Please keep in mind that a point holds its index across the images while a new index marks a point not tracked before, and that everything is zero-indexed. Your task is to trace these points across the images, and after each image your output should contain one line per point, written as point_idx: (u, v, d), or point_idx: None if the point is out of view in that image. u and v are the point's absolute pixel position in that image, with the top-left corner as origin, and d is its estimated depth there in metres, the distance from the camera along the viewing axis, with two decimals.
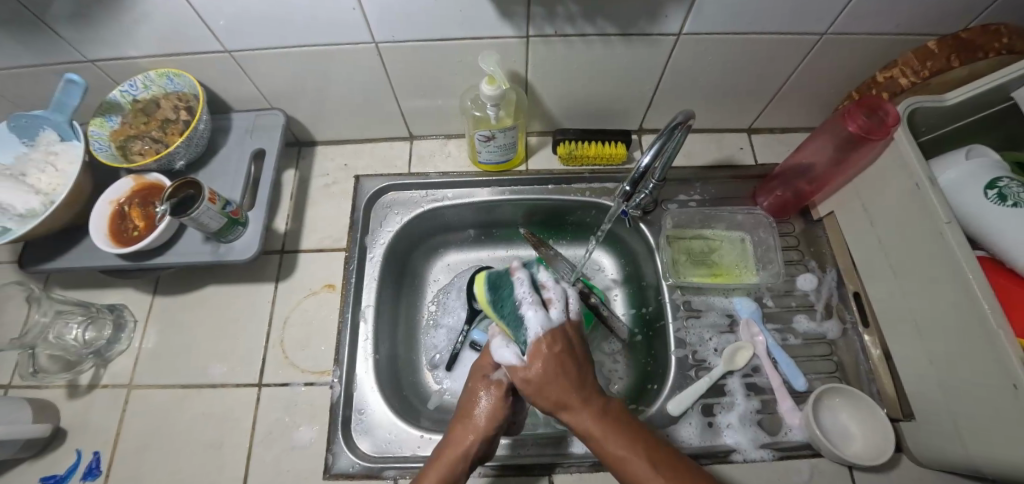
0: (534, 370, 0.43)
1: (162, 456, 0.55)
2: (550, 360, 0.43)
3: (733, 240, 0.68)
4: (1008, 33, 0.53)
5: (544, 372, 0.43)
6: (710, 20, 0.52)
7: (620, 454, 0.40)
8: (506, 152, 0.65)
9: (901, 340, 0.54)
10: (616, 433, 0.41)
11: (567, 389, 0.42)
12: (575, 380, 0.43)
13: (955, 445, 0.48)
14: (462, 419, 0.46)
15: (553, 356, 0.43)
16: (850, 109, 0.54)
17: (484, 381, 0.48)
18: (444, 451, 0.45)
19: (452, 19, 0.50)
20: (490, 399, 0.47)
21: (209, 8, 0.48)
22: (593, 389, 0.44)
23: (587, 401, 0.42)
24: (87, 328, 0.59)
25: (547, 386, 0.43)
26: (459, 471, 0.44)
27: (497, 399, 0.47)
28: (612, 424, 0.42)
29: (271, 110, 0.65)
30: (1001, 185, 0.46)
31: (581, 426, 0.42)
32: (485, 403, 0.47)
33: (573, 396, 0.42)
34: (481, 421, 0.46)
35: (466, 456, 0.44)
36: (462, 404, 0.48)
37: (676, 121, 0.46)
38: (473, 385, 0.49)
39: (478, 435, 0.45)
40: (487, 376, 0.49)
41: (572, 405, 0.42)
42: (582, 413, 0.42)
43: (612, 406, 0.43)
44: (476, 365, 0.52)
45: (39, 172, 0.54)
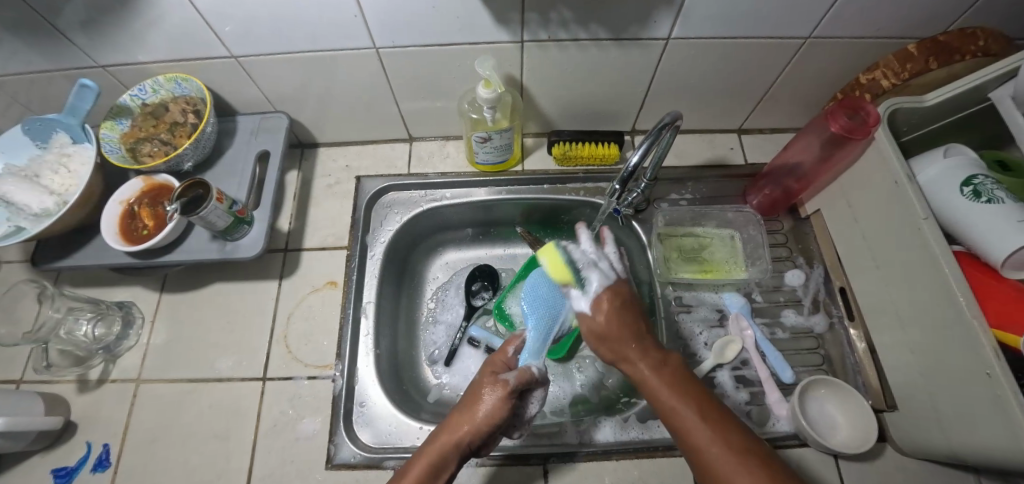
0: (596, 318, 0.49)
1: (170, 447, 0.57)
2: (611, 309, 0.49)
3: (723, 238, 0.70)
4: (983, 36, 0.55)
5: (608, 321, 0.48)
6: (697, 24, 0.54)
7: (672, 404, 0.43)
8: (503, 153, 0.67)
9: (885, 333, 0.56)
10: (670, 384, 0.44)
11: (624, 338, 0.47)
12: (635, 332, 0.48)
13: (934, 433, 0.50)
14: (461, 410, 0.46)
15: (611, 308, 0.49)
16: (833, 110, 0.56)
17: (491, 377, 0.48)
18: (437, 438, 0.44)
19: (450, 25, 0.53)
20: (494, 396, 0.46)
21: (217, 15, 0.50)
22: (652, 342, 0.48)
23: (642, 354, 0.46)
24: (96, 324, 0.61)
25: (609, 332, 0.48)
26: (447, 459, 0.43)
27: (500, 397, 0.46)
28: (666, 375, 0.45)
29: (276, 113, 0.68)
30: (976, 182, 0.48)
31: (639, 375, 0.46)
32: (489, 399, 0.46)
33: (630, 347, 0.47)
34: (480, 415, 0.45)
35: (456, 446, 0.43)
36: (469, 392, 0.48)
37: (664, 122, 0.48)
38: (480, 379, 0.49)
39: (474, 427, 0.44)
40: (496, 374, 0.49)
41: (630, 355, 0.47)
42: (638, 363, 0.46)
43: (671, 361, 0.47)
44: (488, 363, 0.51)
45: (52, 173, 0.56)
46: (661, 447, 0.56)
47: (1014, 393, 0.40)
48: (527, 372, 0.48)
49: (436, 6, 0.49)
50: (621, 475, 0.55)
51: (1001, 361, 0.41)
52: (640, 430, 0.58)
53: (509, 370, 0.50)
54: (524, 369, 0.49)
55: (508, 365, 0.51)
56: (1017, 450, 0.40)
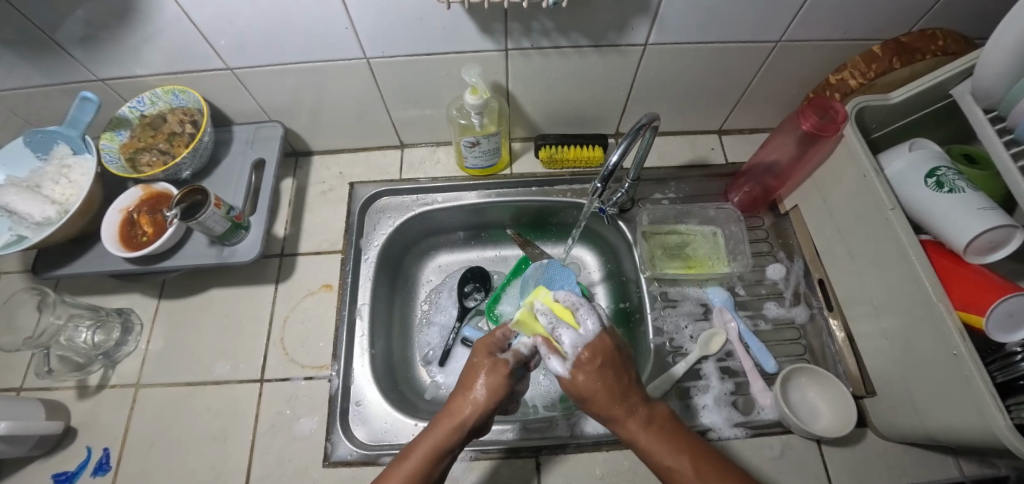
0: (578, 382, 0.43)
1: (169, 449, 0.58)
2: (598, 368, 0.43)
3: (705, 234, 0.73)
4: (943, 37, 0.58)
5: (594, 385, 0.43)
6: (672, 31, 0.57)
7: (668, 461, 0.42)
8: (490, 157, 0.70)
9: (861, 322, 0.59)
10: (661, 442, 0.43)
11: (614, 401, 0.43)
12: (620, 392, 0.44)
13: (910, 417, 0.52)
14: (463, 390, 0.45)
15: (596, 369, 0.43)
16: (804, 108, 0.59)
17: (489, 358, 0.46)
18: (440, 423, 0.44)
19: (436, 36, 0.55)
20: (496, 375, 0.45)
21: (212, 29, 0.52)
22: (637, 396, 0.45)
23: (632, 411, 0.44)
24: (95, 331, 0.62)
25: (593, 399, 0.44)
26: (451, 442, 0.43)
27: (500, 377, 0.45)
28: (660, 435, 0.43)
29: (270, 122, 0.70)
30: (938, 173, 0.50)
31: (627, 434, 0.44)
32: (488, 379, 0.45)
33: (619, 408, 0.43)
34: (485, 397, 0.44)
35: (459, 431, 0.43)
36: (465, 374, 0.47)
37: (642, 123, 0.50)
38: (476, 356, 0.48)
39: (478, 410, 0.44)
40: (493, 354, 0.47)
41: (619, 417, 0.43)
42: (629, 423, 0.43)
43: (656, 413, 0.45)
44: (480, 342, 0.50)
45: (54, 183, 0.57)
46: None
47: (979, 371, 0.42)
48: (523, 354, 0.47)
49: (424, 17, 0.52)
50: (612, 465, 0.57)
51: (966, 341, 0.43)
52: None
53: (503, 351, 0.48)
54: (519, 349, 0.48)
55: (501, 346, 0.49)
56: (984, 427, 0.42)
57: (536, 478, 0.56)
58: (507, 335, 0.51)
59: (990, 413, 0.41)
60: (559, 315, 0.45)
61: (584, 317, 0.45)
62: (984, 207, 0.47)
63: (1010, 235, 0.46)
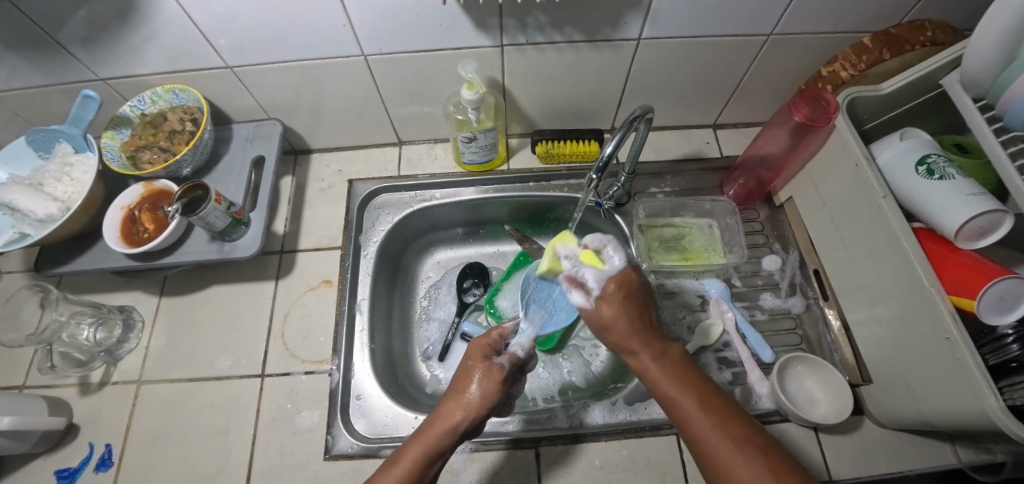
0: (603, 311, 0.45)
1: (172, 443, 0.58)
2: (616, 293, 0.45)
3: (702, 227, 0.73)
4: (931, 27, 0.59)
5: (614, 314, 0.45)
6: (665, 25, 0.58)
7: (675, 395, 0.41)
8: (488, 152, 0.70)
9: (856, 310, 0.59)
10: (671, 375, 0.42)
11: (630, 328, 0.44)
12: (637, 324, 0.44)
13: (905, 402, 0.53)
14: (456, 394, 0.44)
15: (616, 299, 0.45)
16: (796, 100, 0.60)
17: (483, 362, 0.46)
18: (432, 426, 0.43)
19: (433, 32, 0.56)
20: (490, 381, 0.44)
21: (211, 28, 0.53)
22: (656, 334, 0.45)
23: (647, 344, 0.44)
24: (97, 328, 0.63)
25: (613, 327, 0.45)
26: (442, 448, 0.42)
27: (495, 382, 0.44)
28: (672, 369, 0.42)
29: (270, 120, 0.71)
30: (929, 161, 0.51)
31: (640, 366, 0.44)
32: (483, 383, 0.44)
33: (634, 337, 0.44)
34: (478, 402, 0.43)
35: (454, 435, 0.42)
36: (458, 378, 0.46)
37: (636, 114, 0.51)
38: (470, 358, 0.47)
39: (472, 413, 0.43)
40: (488, 357, 0.47)
41: (633, 345, 0.44)
42: (640, 353, 0.44)
43: (671, 351, 0.44)
44: (475, 344, 0.49)
45: (56, 182, 0.58)
46: (648, 429, 0.58)
47: (972, 355, 0.42)
48: (519, 357, 0.48)
49: (419, 13, 0.53)
50: (611, 455, 0.57)
51: (960, 327, 0.43)
52: (628, 412, 0.60)
53: (498, 354, 0.48)
54: (515, 352, 0.48)
55: (496, 348, 0.49)
56: (978, 410, 0.42)
57: (536, 469, 0.57)
58: (502, 337, 0.51)
59: (983, 396, 0.41)
60: (583, 257, 0.47)
61: (608, 256, 0.47)
62: (974, 193, 0.47)
63: (999, 221, 0.46)
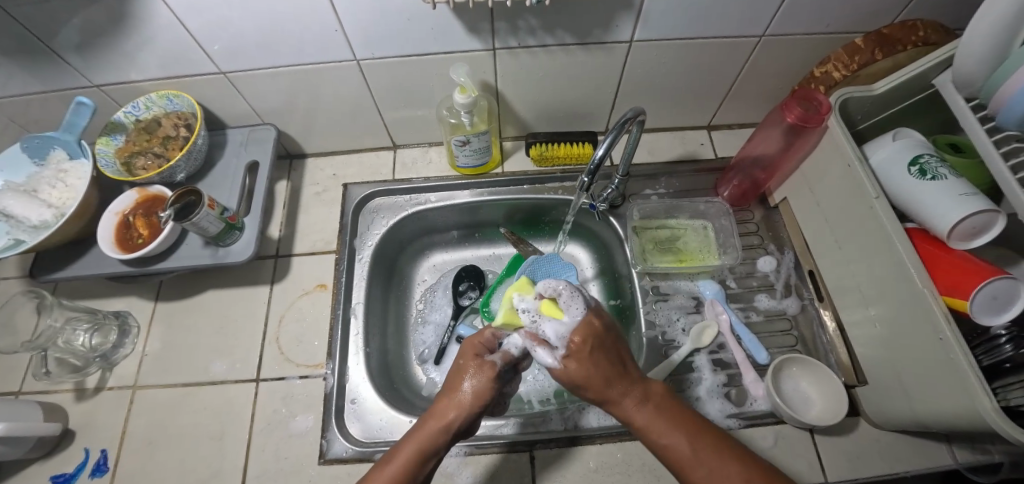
0: (570, 370, 0.42)
1: (167, 448, 0.58)
2: (586, 351, 0.42)
3: (696, 228, 0.74)
4: (923, 27, 0.59)
5: (585, 371, 0.42)
6: (656, 27, 0.58)
7: (664, 437, 0.41)
8: (482, 155, 0.70)
9: (851, 310, 0.59)
10: (657, 421, 0.41)
11: (606, 381, 0.42)
12: (613, 373, 0.42)
13: (901, 403, 0.52)
14: (450, 392, 0.44)
15: (584, 354, 0.42)
16: (788, 101, 0.60)
17: (476, 360, 0.46)
18: (425, 425, 0.43)
19: (425, 36, 0.56)
20: (482, 379, 0.44)
21: (204, 34, 0.53)
22: (632, 373, 0.43)
23: (628, 390, 0.42)
24: (93, 334, 0.63)
25: (586, 384, 0.42)
26: (436, 446, 0.42)
27: (488, 380, 0.44)
28: (655, 412, 0.42)
29: (264, 125, 0.71)
30: (921, 161, 0.51)
31: (624, 417, 0.42)
32: (475, 381, 0.44)
33: (613, 390, 0.42)
34: (471, 399, 0.43)
35: (447, 434, 0.42)
36: (452, 377, 0.46)
37: (626, 117, 0.51)
38: (464, 356, 0.47)
39: (464, 412, 0.43)
40: (480, 355, 0.47)
41: (613, 396, 0.42)
42: (623, 403, 0.42)
43: (651, 390, 0.43)
44: (469, 342, 0.49)
45: (51, 188, 0.59)
46: None
47: (965, 355, 0.42)
48: (512, 354, 0.47)
49: (410, 18, 0.53)
50: (606, 458, 0.57)
51: (953, 327, 0.43)
52: None
53: (492, 352, 0.48)
54: (508, 350, 0.47)
55: (490, 346, 0.49)
56: (970, 410, 0.42)
57: (531, 472, 0.56)
58: (496, 335, 0.50)
59: (977, 397, 0.41)
60: (542, 308, 0.45)
61: (568, 304, 0.44)
62: (965, 193, 0.47)
63: (992, 221, 0.46)
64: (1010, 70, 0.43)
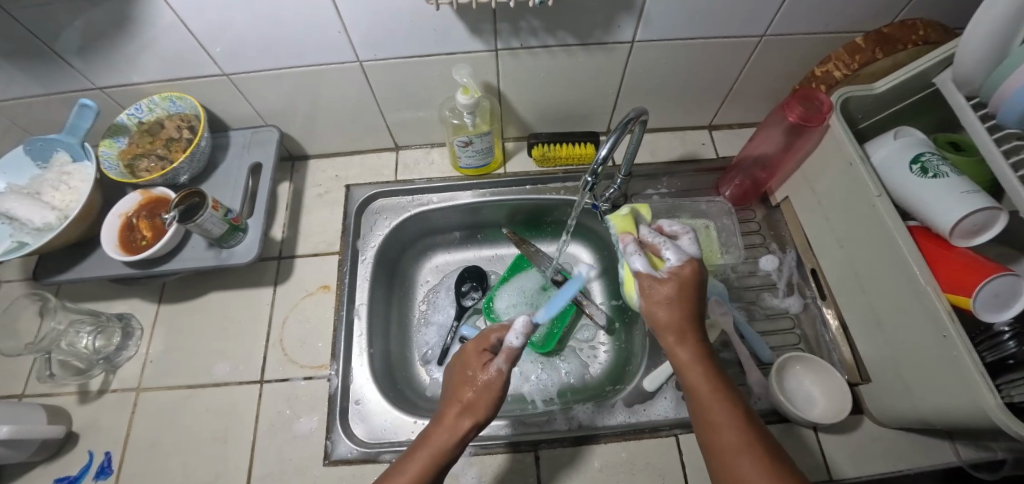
0: (664, 289, 0.45)
1: (171, 449, 0.58)
2: (684, 283, 0.45)
3: (699, 228, 0.72)
4: (923, 26, 0.59)
5: (670, 297, 0.44)
6: (657, 27, 0.58)
7: (706, 396, 0.41)
8: (484, 156, 0.71)
9: (853, 309, 0.59)
10: (711, 380, 0.42)
11: (682, 321, 0.44)
12: (693, 316, 0.45)
13: (904, 400, 0.52)
14: (457, 401, 0.45)
15: (684, 284, 0.45)
16: (789, 101, 0.61)
17: (480, 369, 0.46)
18: (436, 434, 0.43)
19: (428, 37, 0.56)
20: (489, 391, 0.45)
21: (207, 36, 0.53)
22: (703, 332, 0.45)
23: (693, 341, 0.44)
24: (96, 337, 0.63)
25: (664, 314, 0.45)
26: (449, 454, 0.43)
27: (495, 391, 0.45)
28: (713, 371, 0.43)
29: (266, 127, 0.71)
30: (922, 159, 0.51)
31: (682, 359, 0.44)
32: (483, 392, 0.45)
33: (685, 331, 0.44)
34: (479, 409, 0.44)
35: (458, 443, 0.43)
36: (459, 386, 0.46)
37: (629, 117, 0.51)
38: (467, 363, 0.48)
39: (473, 423, 0.44)
40: (484, 364, 0.47)
41: (680, 339, 0.44)
42: (687, 349, 0.43)
43: (715, 356, 0.44)
44: (471, 348, 0.49)
45: (54, 190, 0.58)
46: (647, 430, 0.58)
47: (969, 353, 0.42)
48: (513, 348, 0.46)
49: (413, 19, 0.53)
50: (611, 457, 0.57)
51: (956, 324, 0.43)
52: (627, 414, 0.60)
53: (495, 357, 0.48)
54: (510, 345, 0.46)
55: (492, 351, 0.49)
56: (973, 408, 0.43)
57: (535, 472, 0.56)
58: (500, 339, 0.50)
59: (980, 393, 0.41)
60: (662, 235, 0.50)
61: (687, 242, 0.49)
62: (967, 191, 0.47)
63: (994, 218, 0.46)
64: (1012, 66, 0.44)
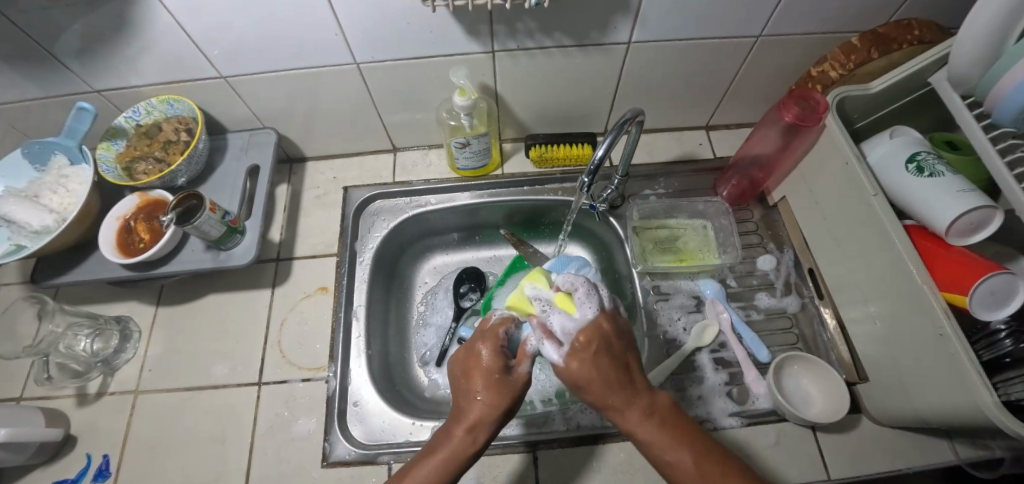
0: (572, 369, 0.43)
1: (169, 451, 0.58)
2: (591, 354, 0.43)
3: (695, 228, 0.74)
4: (919, 26, 0.59)
5: (589, 373, 0.42)
6: (653, 28, 0.58)
7: (670, 453, 0.40)
8: (482, 157, 0.71)
9: (850, 308, 0.59)
10: (663, 434, 0.41)
11: (607, 385, 0.42)
12: (616, 380, 0.42)
13: (902, 400, 0.52)
14: (475, 399, 0.43)
15: (593, 353, 0.43)
16: (784, 100, 0.60)
17: (497, 366, 0.45)
18: (455, 436, 0.42)
19: (425, 39, 0.56)
20: (507, 388, 0.44)
21: (204, 39, 0.53)
22: (638, 383, 0.43)
23: (630, 401, 0.42)
24: (94, 339, 0.63)
25: (587, 386, 0.43)
26: (467, 457, 0.42)
27: (514, 388, 0.44)
28: (663, 428, 0.41)
29: (264, 129, 0.71)
30: (918, 159, 0.52)
31: (629, 428, 0.42)
32: (500, 391, 0.43)
33: (615, 397, 0.42)
34: (497, 408, 0.43)
35: (478, 443, 0.42)
36: (473, 383, 0.44)
37: (625, 117, 0.51)
38: (478, 359, 0.45)
39: (491, 424, 0.43)
40: (500, 359, 0.45)
41: (615, 403, 0.42)
42: (627, 413, 0.42)
43: (659, 402, 0.43)
44: (484, 342, 0.47)
45: (52, 193, 0.59)
46: None
47: (964, 350, 0.42)
48: (534, 354, 0.46)
49: (410, 21, 0.53)
50: (609, 458, 0.57)
51: (952, 322, 0.43)
52: None
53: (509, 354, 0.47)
54: (528, 345, 0.46)
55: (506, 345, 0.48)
56: (970, 406, 0.43)
57: (534, 472, 0.56)
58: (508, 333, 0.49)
59: (977, 391, 0.41)
60: (559, 302, 0.48)
61: (581, 299, 0.46)
62: (963, 190, 0.47)
63: (989, 217, 0.46)
64: (1016, 56, 0.42)
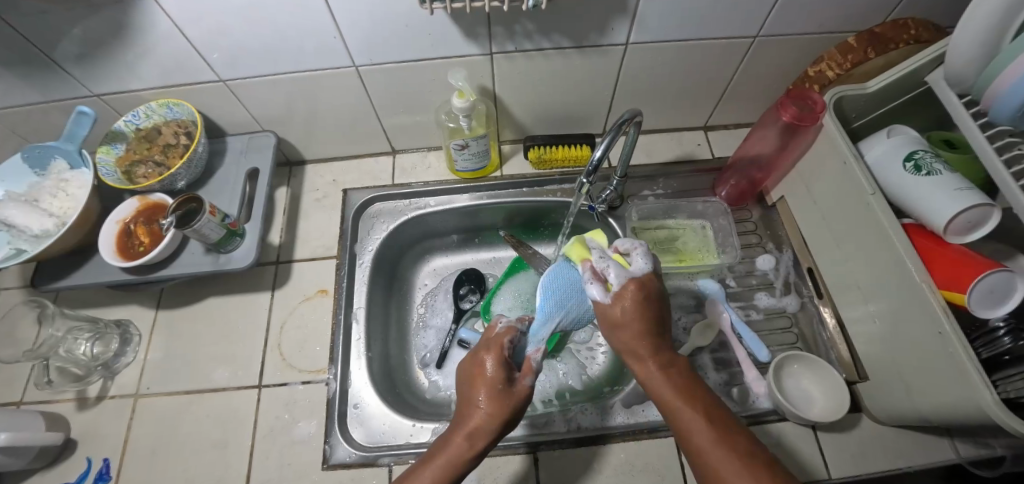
0: (616, 307, 0.46)
1: (170, 454, 0.58)
2: (638, 296, 0.46)
3: (695, 228, 0.74)
4: (915, 25, 0.59)
5: (630, 313, 0.46)
6: (651, 30, 0.58)
7: (678, 406, 0.41)
8: (481, 159, 0.71)
9: (850, 308, 0.59)
10: (678, 385, 0.43)
11: (638, 334, 0.45)
12: (647, 330, 0.45)
13: (902, 398, 0.52)
14: (475, 408, 0.44)
15: (636, 301, 0.46)
16: (783, 100, 0.60)
17: (500, 378, 0.45)
18: (454, 441, 0.43)
19: (423, 41, 0.56)
20: (511, 401, 0.44)
21: (204, 43, 0.54)
22: (665, 342, 0.46)
23: (654, 353, 0.44)
24: (94, 344, 0.63)
25: (625, 325, 0.46)
26: (465, 463, 0.42)
27: (516, 401, 0.44)
28: (679, 377, 0.44)
29: (264, 132, 0.71)
30: (916, 157, 0.52)
31: (647, 375, 0.44)
32: (501, 403, 0.43)
33: (642, 343, 0.45)
34: (498, 418, 0.43)
35: (476, 451, 0.42)
36: (472, 388, 0.45)
37: (623, 118, 0.51)
38: (482, 367, 0.46)
39: (489, 437, 0.43)
40: (503, 370, 0.45)
41: (640, 350, 0.45)
42: (649, 362, 0.44)
43: (678, 362, 0.45)
44: (487, 354, 0.47)
45: (51, 197, 0.59)
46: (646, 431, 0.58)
47: (964, 349, 0.42)
48: (537, 369, 0.47)
49: (408, 24, 0.53)
50: (609, 458, 0.57)
51: (951, 320, 0.44)
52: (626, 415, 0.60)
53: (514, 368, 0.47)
54: (532, 362, 0.47)
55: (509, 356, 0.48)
56: (971, 404, 0.43)
57: (535, 474, 0.56)
58: (513, 342, 0.49)
59: (977, 389, 0.41)
60: (615, 256, 0.51)
61: (637, 259, 0.49)
62: (961, 188, 0.47)
63: (987, 215, 0.47)
64: (1012, 57, 0.43)
